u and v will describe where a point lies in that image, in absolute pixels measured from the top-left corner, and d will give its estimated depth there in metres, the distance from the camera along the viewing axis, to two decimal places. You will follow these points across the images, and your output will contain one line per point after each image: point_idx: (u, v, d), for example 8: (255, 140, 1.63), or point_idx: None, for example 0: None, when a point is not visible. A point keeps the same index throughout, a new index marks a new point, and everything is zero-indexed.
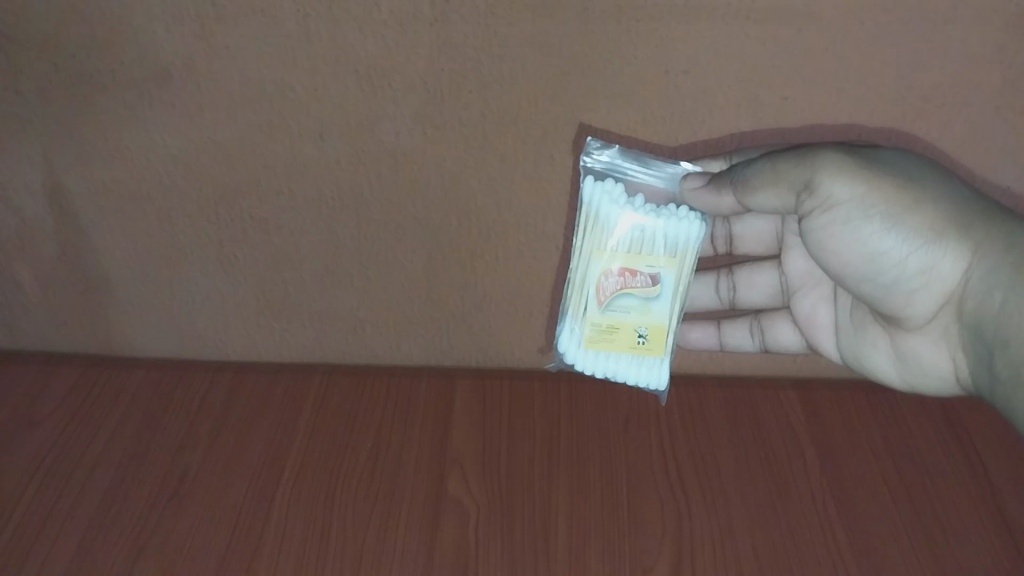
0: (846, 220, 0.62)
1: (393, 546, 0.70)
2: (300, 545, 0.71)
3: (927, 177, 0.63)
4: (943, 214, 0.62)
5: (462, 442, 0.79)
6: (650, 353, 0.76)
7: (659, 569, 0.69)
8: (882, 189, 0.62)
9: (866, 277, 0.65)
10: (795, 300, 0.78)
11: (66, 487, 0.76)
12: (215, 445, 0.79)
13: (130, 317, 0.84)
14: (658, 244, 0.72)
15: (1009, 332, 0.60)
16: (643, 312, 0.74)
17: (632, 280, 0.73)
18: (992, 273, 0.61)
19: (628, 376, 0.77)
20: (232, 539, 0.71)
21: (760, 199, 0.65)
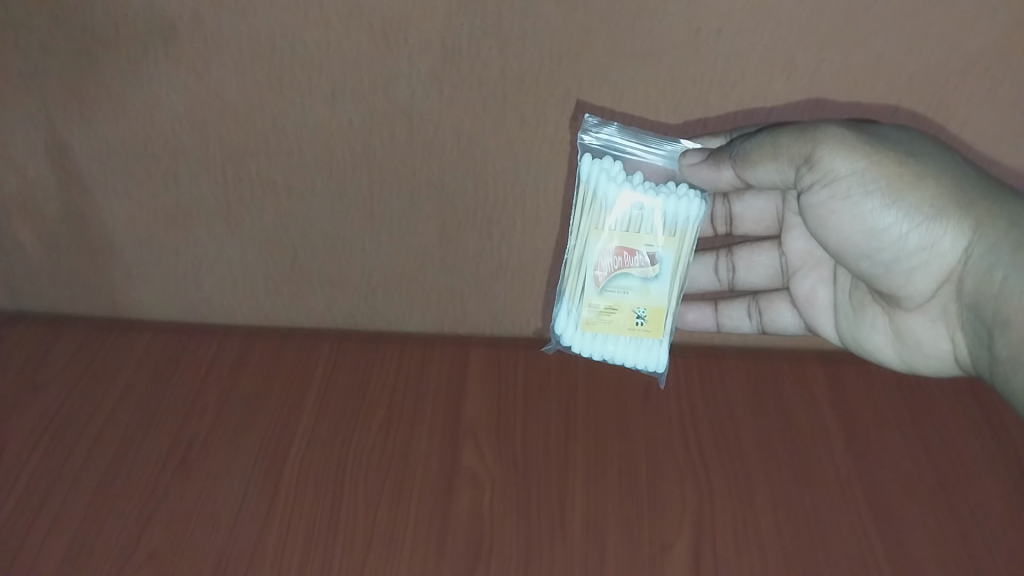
0: (847, 195, 0.59)
1: (406, 517, 0.68)
2: (311, 514, 0.69)
3: (929, 153, 0.60)
4: (945, 189, 0.59)
5: (476, 411, 0.77)
6: (649, 335, 0.71)
7: (680, 546, 0.67)
8: (883, 164, 0.59)
9: (866, 255, 0.62)
10: (795, 280, 0.75)
11: (71, 453, 0.74)
12: (223, 412, 0.78)
13: (137, 280, 0.82)
14: (655, 221, 0.67)
15: (1009, 312, 0.57)
16: (641, 292, 0.69)
17: (630, 259, 0.68)
18: (992, 251, 0.58)
19: (625, 358, 0.72)
20: (240, 511, 0.69)
21: (757, 172, 0.62)
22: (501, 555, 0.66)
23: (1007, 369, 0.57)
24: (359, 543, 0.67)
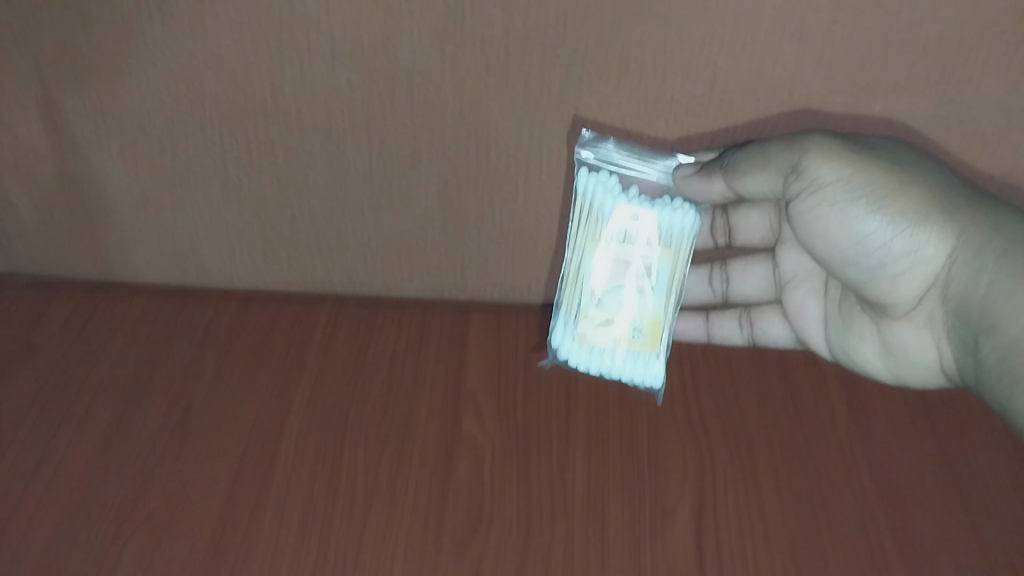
0: (833, 204, 0.60)
1: (406, 481, 0.68)
2: (311, 477, 0.68)
3: (915, 164, 0.60)
4: (929, 198, 0.59)
5: (477, 377, 0.76)
6: (646, 346, 0.69)
7: (682, 510, 0.67)
8: (867, 173, 0.59)
9: (852, 262, 0.62)
10: (787, 293, 0.74)
11: (67, 416, 0.74)
12: (220, 376, 0.77)
13: (132, 244, 0.81)
14: (650, 233, 0.66)
15: (995, 318, 0.56)
16: (637, 305, 0.67)
17: (625, 270, 0.67)
18: (978, 257, 0.57)
19: (622, 373, 0.70)
20: (237, 478, 0.68)
21: (748, 183, 0.63)
22: (501, 521, 0.65)
23: (993, 375, 0.55)
24: (359, 506, 0.66)
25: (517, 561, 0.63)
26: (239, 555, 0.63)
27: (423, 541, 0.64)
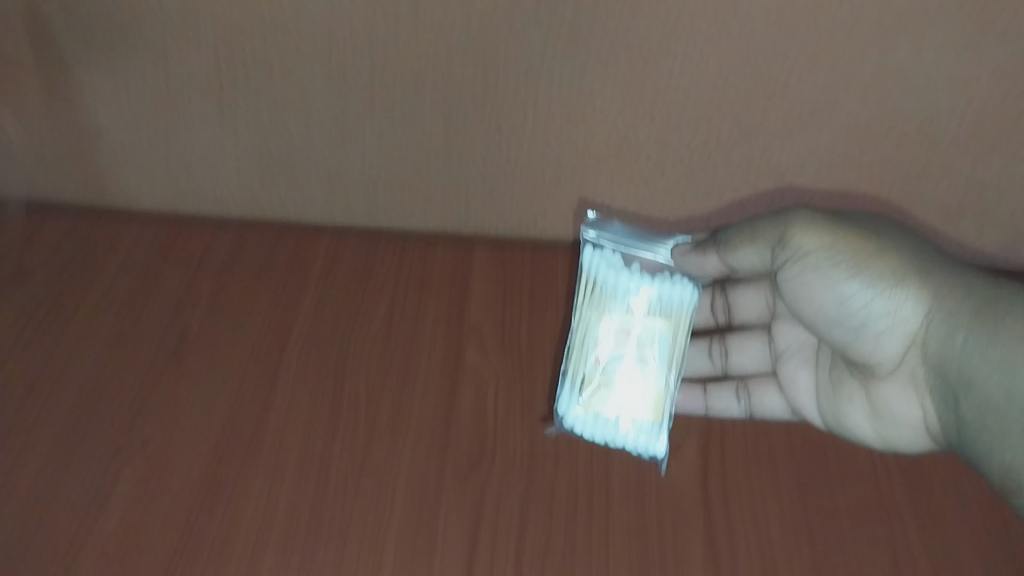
0: (816, 271, 0.58)
1: (408, 415, 0.66)
2: (310, 408, 0.67)
3: (896, 234, 0.58)
4: (910, 265, 0.56)
5: (481, 311, 0.75)
6: (645, 414, 0.63)
7: (688, 447, 0.66)
8: (847, 241, 0.57)
9: (836, 323, 0.59)
10: (785, 366, 0.67)
11: (60, 342, 0.72)
12: (216, 306, 0.75)
13: (124, 168, 0.78)
14: (648, 306, 0.62)
15: (970, 375, 0.52)
16: (637, 373, 0.62)
17: (625, 341, 0.62)
18: (952, 315, 0.54)
19: (623, 441, 0.64)
20: (235, 408, 0.67)
21: (739, 257, 0.62)
22: (505, 456, 0.64)
23: (974, 431, 0.52)
24: (359, 439, 0.65)
25: (520, 496, 0.62)
26: (237, 485, 0.62)
27: (426, 475, 0.62)
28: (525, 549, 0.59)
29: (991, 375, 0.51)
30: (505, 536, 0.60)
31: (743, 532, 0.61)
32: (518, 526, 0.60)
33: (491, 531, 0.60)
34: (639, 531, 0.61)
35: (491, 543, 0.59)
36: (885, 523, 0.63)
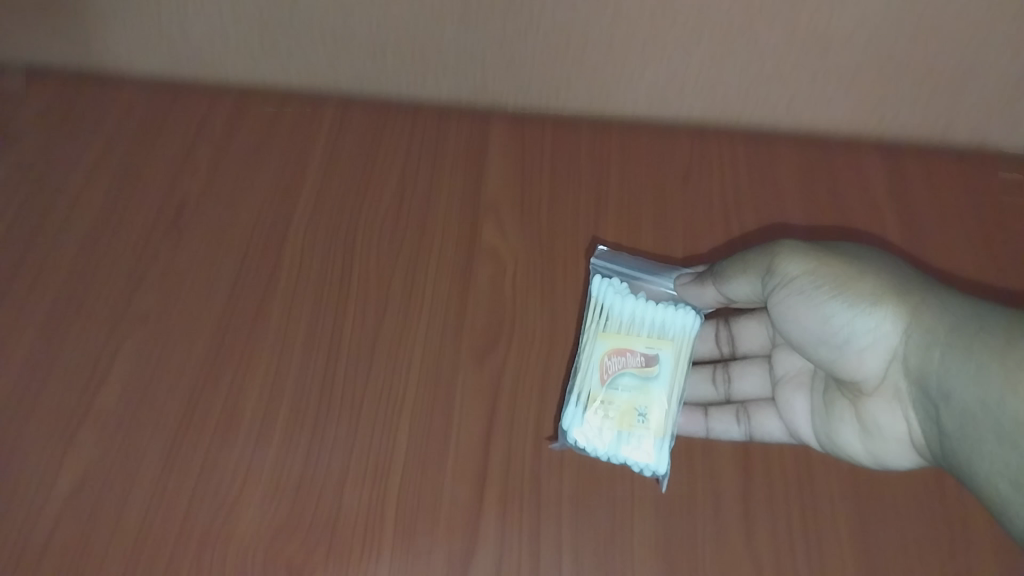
0: (804, 299, 0.50)
1: (421, 301, 0.62)
2: (316, 290, 0.62)
3: (887, 259, 0.50)
4: (891, 285, 0.48)
5: (499, 187, 0.70)
6: (650, 429, 0.55)
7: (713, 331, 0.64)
8: (828, 265, 0.49)
9: (824, 349, 0.51)
10: (785, 393, 0.57)
11: (50, 213, 0.67)
12: (216, 179, 0.70)
13: (106, 28, 0.70)
14: (644, 325, 0.58)
15: (947, 386, 0.44)
16: (639, 390, 0.56)
17: (628, 361, 0.57)
18: (932, 329, 0.45)
19: (627, 457, 0.55)
20: (236, 286, 0.63)
21: (734, 289, 0.54)
22: (523, 342, 0.60)
23: (956, 449, 0.44)
24: (367, 325, 0.60)
25: (541, 373, 0.59)
26: (245, 355, 0.59)
27: (438, 360, 0.59)
28: (545, 427, 0.57)
29: (968, 388, 0.43)
30: (525, 413, 0.57)
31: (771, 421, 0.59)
32: (539, 404, 0.58)
33: (511, 408, 0.57)
34: None
35: (511, 419, 0.57)
36: None
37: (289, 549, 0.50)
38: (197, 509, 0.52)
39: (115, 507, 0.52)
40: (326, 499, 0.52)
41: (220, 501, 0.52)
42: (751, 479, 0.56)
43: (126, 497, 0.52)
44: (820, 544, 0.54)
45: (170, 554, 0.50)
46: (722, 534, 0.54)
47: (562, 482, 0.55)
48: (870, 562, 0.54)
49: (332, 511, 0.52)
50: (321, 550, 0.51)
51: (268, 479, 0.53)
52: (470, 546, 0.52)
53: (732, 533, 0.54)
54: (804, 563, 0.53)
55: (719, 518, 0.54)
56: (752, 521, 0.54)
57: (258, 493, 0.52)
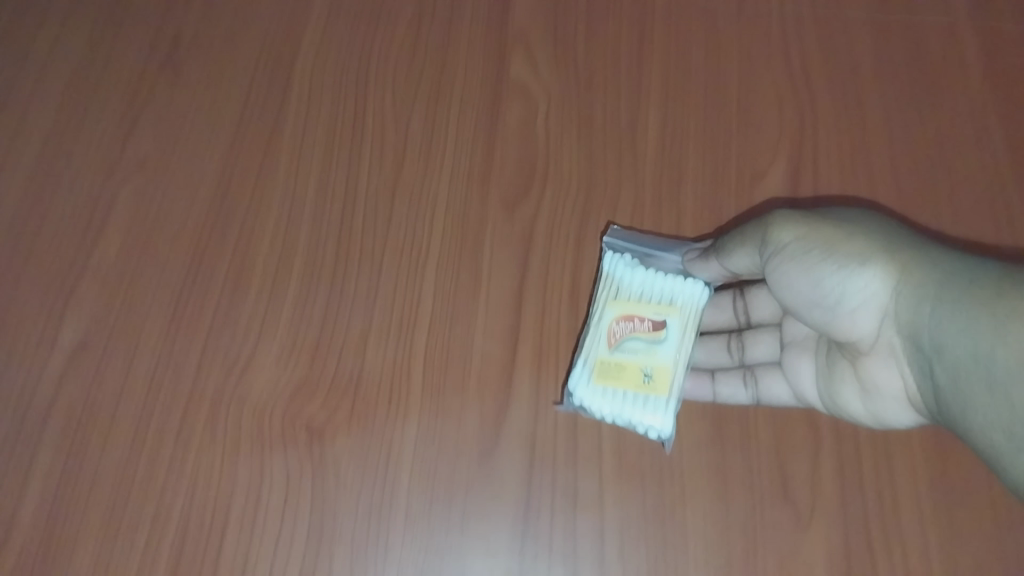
0: (796, 268, 0.42)
1: (444, 150, 0.55)
2: (327, 140, 0.56)
3: (888, 222, 0.42)
4: (883, 242, 0.40)
5: (530, 14, 0.60)
6: (656, 392, 0.46)
7: (773, 177, 0.55)
8: (816, 227, 0.42)
9: (819, 320, 0.43)
10: (788, 354, 0.47)
11: (28, 50, 0.59)
12: (208, 9, 0.61)
13: None
14: (651, 288, 0.48)
15: (941, 343, 0.37)
16: (644, 353, 0.47)
17: (634, 325, 0.47)
18: (925, 287, 0.38)
19: (632, 420, 0.46)
20: (240, 134, 0.56)
21: (736, 262, 0.46)
22: (558, 192, 0.54)
23: (950, 400, 0.37)
24: (383, 175, 0.54)
25: (578, 220, 0.53)
26: (254, 205, 0.54)
27: (464, 211, 0.53)
28: (583, 279, 0.51)
29: (960, 338, 0.36)
30: (561, 265, 0.51)
31: None
32: (575, 254, 0.51)
33: (545, 259, 0.51)
34: None
35: (545, 271, 0.51)
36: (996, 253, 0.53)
37: (309, 409, 0.47)
38: (210, 369, 0.48)
39: (122, 366, 0.48)
40: (347, 359, 0.48)
41: (233, 360, 0.48)
42: None
43: (133, 355, 0.48)
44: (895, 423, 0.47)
45: (182, 414, 0.47)
46: None
47: None
48: None
49: (354, 369, 0.48)
50: (343, 409, 0.47)
51: (284, 337, 0.49)
52: (502, 404, 0.47)
53: None
54: None
55: None
56: None
57: (274, 351, 0.48)
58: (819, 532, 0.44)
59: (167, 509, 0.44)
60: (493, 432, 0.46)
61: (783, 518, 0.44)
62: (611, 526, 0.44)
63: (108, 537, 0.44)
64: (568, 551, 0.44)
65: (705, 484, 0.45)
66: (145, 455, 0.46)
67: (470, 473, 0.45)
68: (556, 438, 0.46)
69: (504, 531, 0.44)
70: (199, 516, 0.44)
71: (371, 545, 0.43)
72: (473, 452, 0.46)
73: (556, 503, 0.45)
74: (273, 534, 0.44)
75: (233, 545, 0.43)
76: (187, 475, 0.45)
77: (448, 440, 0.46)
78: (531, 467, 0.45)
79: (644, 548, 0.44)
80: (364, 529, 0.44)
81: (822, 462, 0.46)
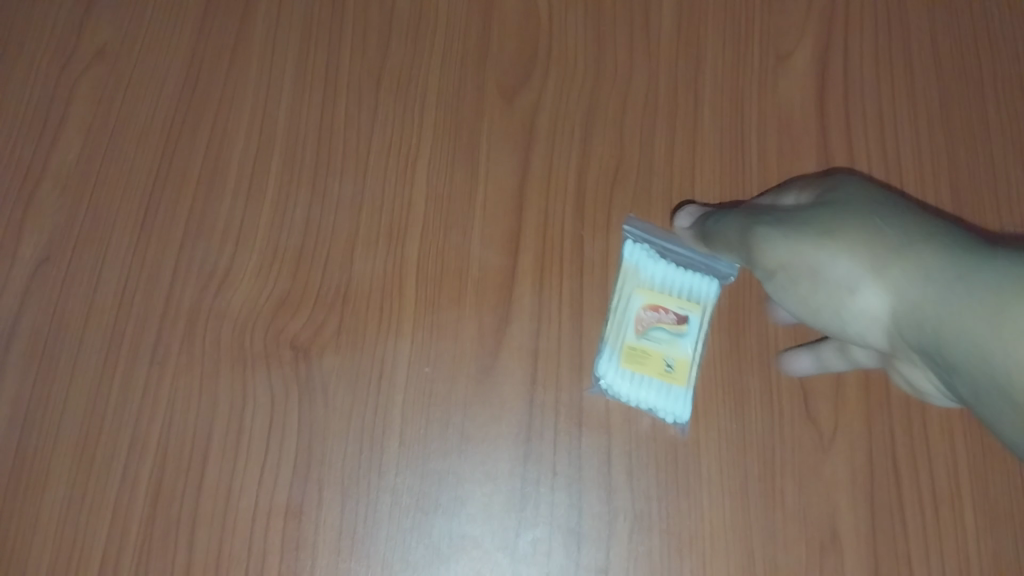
0: (788, 296, 0.36)
1: (431, 32, 0.49)
2: (303, 22, 0.49)
3: (882, 211, 0.34)
4: (865, 250, 0.32)
5: None
6: (679, 381, 0.42)
7: (801, 57, 0.49)
8: (793, 245, 0.35)
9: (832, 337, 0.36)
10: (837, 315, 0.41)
11: None
12: None
13: None
14: (674, 278, 0.44)
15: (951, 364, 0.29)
16: (667, 344, 0.43)
17: (659, 315, 0.43)
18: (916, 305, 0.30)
19: (656, 408, 0.42)
20: (205, 19, 0.50)
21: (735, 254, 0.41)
22: (561, 81, 0.48)
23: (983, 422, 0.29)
24: (366, 63, 0.48)
25: (584, 110, 0.47)
26: (226, 96, 0.48)
27: (457, 104, 0.47)
28: (589, 177, 0.46)
29: (974, 359, 0.27)
30: (565, 161, 0.46)
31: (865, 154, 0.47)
32: (581, 148, 0.47)
33: (548, 155, 0.46)
34: (733, 154, 0.47)
35: (548, 169, 0.46)
36: None
37: (293, 324, 0.43)
38: (185, 281, 0.44)
39: (91, 278, 0.45)
40: (332, 272, 0.44)
41: (210, 272, 0.44)
42: None
43: (102, 267, 0.45)
44: None
45: (157, 332, 0.43)
46: None
47: (608, 243, 0.45)
48: None
49: (341, 281, 0.44)
50: (331, 325, 0.43)
51: (264, 246, 0.45)
52: (502, 318, 0.43)
53: None
54: None
55: None
56: None
57: (254, 262, 0.45)
58: (841, 449, 0.41)
59: (146, 432, 0.42)
60: (492, 346, 0.43)
61: (803, 437, 0.41)
62: (618, 447, 0.41)
63: (85, 462, 0.41)
64: (573, 472, 0.41)
65: (719, 400, 0.42)
66: (120, 375, 0.43)
67: (468, 392, 0.42)
68: (560, 353, 0.43)
69: (504, 454, 0.41)
70: (180, 439, 0.42)
71: (363, 470, 0.41)
72: (471, 370, 0.43)
73: (560, 423, 0.42)
74: (259, 460, 0.41)
75: (217, 470, 0.41)
76: (166, 395, 0.42)
77: (443, 358, 0.43)
78: (533, 386, 0.42)
79: (653, 468, 0.41)
80: (355, 454, 0.41)
81: (847, 376, 0.42)
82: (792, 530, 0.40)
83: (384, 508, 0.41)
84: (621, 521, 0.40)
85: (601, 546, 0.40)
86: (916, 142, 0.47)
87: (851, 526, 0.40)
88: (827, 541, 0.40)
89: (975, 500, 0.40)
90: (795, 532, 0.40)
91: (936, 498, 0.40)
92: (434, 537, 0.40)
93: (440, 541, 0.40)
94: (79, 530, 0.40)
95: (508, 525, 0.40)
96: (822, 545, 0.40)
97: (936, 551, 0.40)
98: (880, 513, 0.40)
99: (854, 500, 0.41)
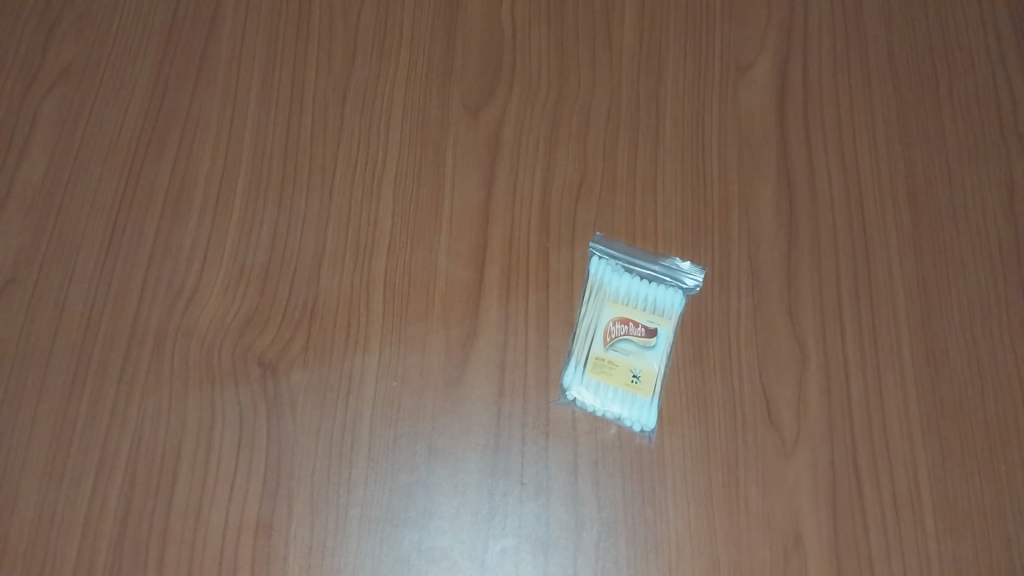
0: None
1: (395, 52, 0.50)
2: (270, 42, 0.50)
3: None
4: None
5: None
6: (645, 393, 0.43)
7: (760, 68, 0.50)
8: None
9: None
10: None
11: None
12: None
13: None
14: (642, 291, 0.45)
15: None
16: (635, 356, 0.44)
17: (628, 328, 0.44)
18: None
19: (623, 417, 0.43)
20: (172, 40, 0.50)
21: None
22: (526, 97, 0.49)
23: None
24: (331, 83, 0.49)
25: (548, 124, 0.48)
26: (192, 115, 0.48)
27: (422, 122, 0.48)
28: (554, 191, 0.47)
29: None
30: (530, 175, 0.47)
31: (823, 164, 0.48)
32: (546, 162, 0.47)
33: (513, 169, 0.47)
34: (694, 165, 0.47)
35: (513, 183, 0.47)
36: (1002, 147, 0.48)
37: (260, 341, 0.44)
38: (152, 301, 0.44)
39: (56, 299, 0.45)
40: (300, 288, 0.45)
41: (177, 291, 0.45)
42: (795, 244, 0.46)
43: (68, 287, 0.45)
44: (881, 341, 0.44)
45: (125, 352, 0.44)
46: (760, 307, 0.45)
47: (573, 255, 0.45)
48: (932, 332, 0.44)
49: (308, 297, 0.44)
50: (298, 341, 0.44)
51: (231, 263, 0.45)
52: (469, 331, 0.44)
53: (772, 305, 0.45)
54: (856, 335, 0.44)
55: (757, 291, 0.45)
56: (798, 303, 0.45)
57: (221, 280, 0.45)
58: (803, 455, 0.42)
59: (114, 454, 0.42)
60: (459, 359, 0.44)
61: (766, 443, 0.42)
62: (585, 456, 0.42)
63: (53, 482, 0.41)
64: (540, 483, 0.42)
65: (683, 409, 0.43)
66: (87, 396, 0.43)
67: (436, 406, 0.43)
68: (526, 365, 0.43)
69: (473, 467, 0.42)
70: (148, 458, 0.42)
71: (332, 485, 0.41)
72: (439, 383, 0.43)
73: (527, 434, 0.42)
74: (229, 476, 0.41)
75: (186, 488, 0.41)
76: (134, 414, 0.42)
77: (411, 372, 0.43)
78: (501, 397, 0.43)
79: (619, 477, 0.42)
80: (324, 469, 0.41)
81: (808, 383, 0.43)
82: (757, 536, 0.41)
83: (354, 522, 0.41)
84: (588, 530, 0.41)
85: (570, 556, 0.40)
86: (873, 150, 0.48)
87: (814, 530, 0.41)
88: (791, 546, 0.41)
89: (935, 503, 0.41)
90: (759, 537, 0.41)
91: (896, 502, 0.41)
92: (403, 551, 0.41)
93: (409, 554, 0.41)
94: (48, 550, 0.40)
95: (477, 536, 0.41)
96: (787, 550, 0.41)
97: (897, 553, 0.41)
98: (843, 517, 0.41)
99: (816, 504, 0.41)
